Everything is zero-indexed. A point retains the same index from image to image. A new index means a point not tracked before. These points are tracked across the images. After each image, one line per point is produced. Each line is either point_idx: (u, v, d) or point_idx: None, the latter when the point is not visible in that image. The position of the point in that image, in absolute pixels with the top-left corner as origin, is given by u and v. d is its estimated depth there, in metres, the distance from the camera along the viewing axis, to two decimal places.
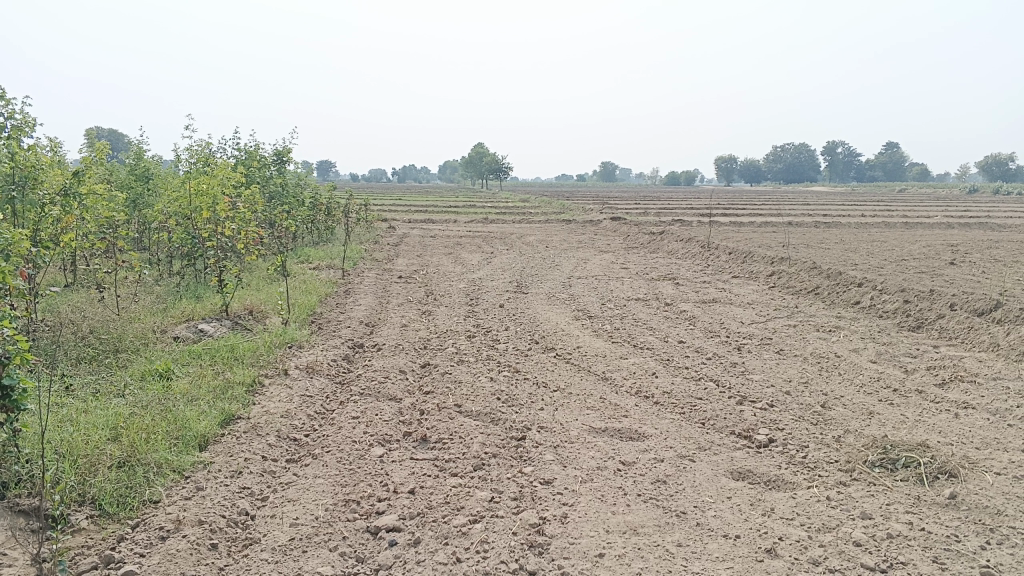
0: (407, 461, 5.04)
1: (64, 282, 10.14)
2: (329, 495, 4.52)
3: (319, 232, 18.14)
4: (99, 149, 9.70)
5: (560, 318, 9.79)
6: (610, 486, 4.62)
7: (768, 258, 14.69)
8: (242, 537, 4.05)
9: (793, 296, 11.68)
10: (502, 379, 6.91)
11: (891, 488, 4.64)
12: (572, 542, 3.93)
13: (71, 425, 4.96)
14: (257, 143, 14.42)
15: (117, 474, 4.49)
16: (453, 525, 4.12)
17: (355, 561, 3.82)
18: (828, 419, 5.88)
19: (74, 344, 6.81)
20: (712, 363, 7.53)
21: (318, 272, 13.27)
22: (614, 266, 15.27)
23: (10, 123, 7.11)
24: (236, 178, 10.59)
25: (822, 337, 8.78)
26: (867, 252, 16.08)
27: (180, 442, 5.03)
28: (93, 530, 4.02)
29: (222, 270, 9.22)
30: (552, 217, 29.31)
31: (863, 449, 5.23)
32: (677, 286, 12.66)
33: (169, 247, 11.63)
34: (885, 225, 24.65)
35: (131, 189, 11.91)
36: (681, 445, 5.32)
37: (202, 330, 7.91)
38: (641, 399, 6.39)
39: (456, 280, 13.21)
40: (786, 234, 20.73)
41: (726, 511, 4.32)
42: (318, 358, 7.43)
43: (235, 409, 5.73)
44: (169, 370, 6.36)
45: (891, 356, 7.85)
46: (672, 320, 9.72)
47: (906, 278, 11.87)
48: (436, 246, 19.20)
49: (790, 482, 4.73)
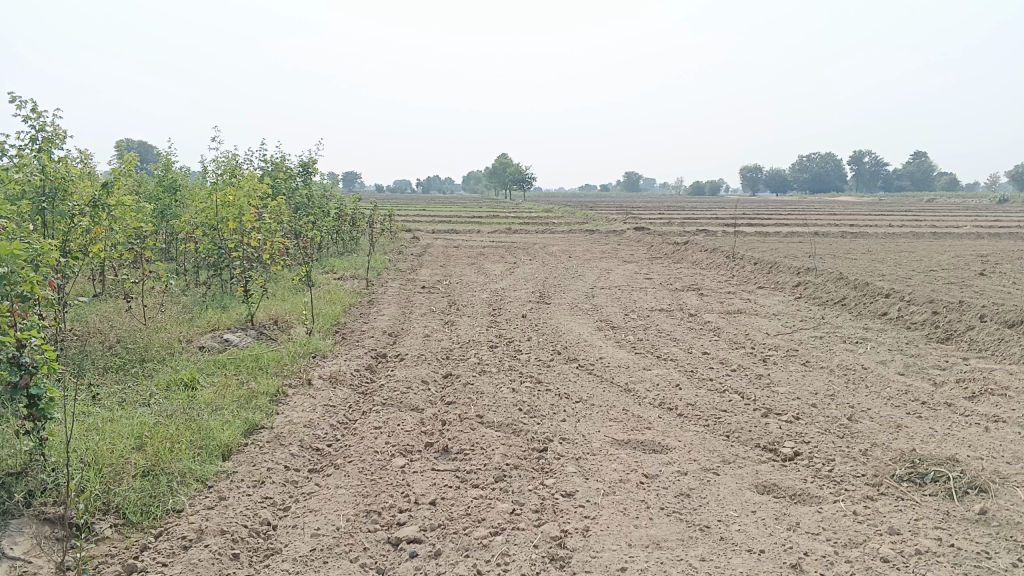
0: (429, 472, 5.04)
1: (92, 292, 10.27)
2: (350, 505, 4.52)
3: (343, 243, 18.24)
4: (127, 161, 9.83)
5: (582, 329, 9.76)
6: (633, 499, 4.58)
7: (794, 268, 14.55)
8: (263, 547, 4.06)
9: (820, 307, 11.57)
10: (524, 390, 6.89)
11: (920, 503, 4.56)
12: (594, 556, 3.89)
13: (97, 434, 5.00)
14: (283, 154, 14.55)
15: (141, 483, 4.52)
16: (474, 537, 4.10)
17: (375, 572, 3.81)
18: (855, 432, 5.80)
19: (102, 354, 6.89)
20: (736, 375, 7.47)
21: (343, 282, 13.34)
22: (637, 277, 15.21)
23: (41, 134, 7.22)
24: (261, 188, 10.68)
25: (848, 349, 8.67)
26: (895, 263, 15.89)
27: (203, 452, 5.06)
28: (116, 538, 4.05)
29: (247, 281, 9.29)
30: (576, 227, 29.25)
31: (890, 463, 5.15)
32: (701, 296, 12.58)
33: (196, 258, 11.75)
34: (913, 235, 24.34)
35: (159, 200, 12.06)
36: (705, 458, 5.26)
37: (227, 340, 7.97)
38: (664, 411, 6.34)
39: (479, 290, 13.22)
40: (812, 244, 20.53)
41: (751, 525, 4.26)
42: (341, 368, 7.45)
43: (258, 419, 5.76)
44: (194, 379, 6.40)
45: (919, 368, 7.73)
46: (696, 331, 9.65)
47: (934, 288, 11.72)
48: (460, 256, 19.24)
49: (816, 496, 4.66)
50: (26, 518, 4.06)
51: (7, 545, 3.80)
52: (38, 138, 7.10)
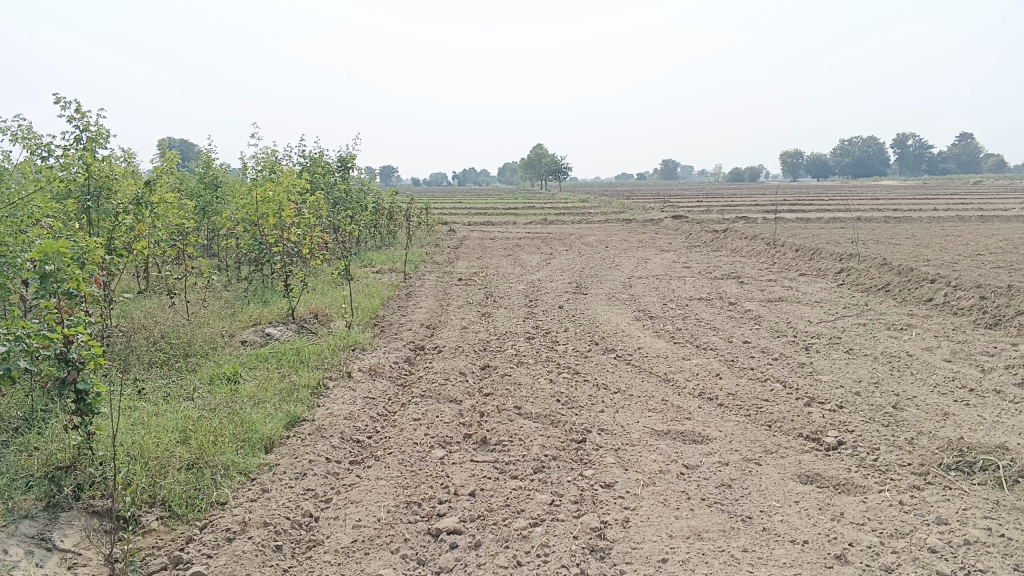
0: (468, 463, 5.05)
1: (137, 289, 10.46)
2: (390, 497, 4.55)
3: (381, 237, 18.39)
4: (168, 159, 9.99)
5: (620, 319, 9.70)
6: (673, 490, 4.55)
7: (836, 254, 14.31)
8: (305, 539, 4.10)
9: (862, 293, 11.36)
10: (562, 381, 6.87)
11: (969, 493, 4.46)
12: (634, 547, 3.87)
13: (143, 428, 5.10)
14: (320, 150, 14.66)
15: (186, 476, 4.59)
16: (514, 528, 4.10)
17: (416, 563, 3.83)
18: (901, 421, 5.69)
19: (146, 349, 7.02)
20: (779, 364, 7.36)
21: (381, 276, 13.39)
22: (675, 266, 15.06)
23: (85, 135, 7.34)
24: (300, 184, 10.77)
25: (893, 336, 8.50)
26: (940, 247, 15.55)
27: (246, 445, 5.14)
28: (163, 531, 4.13)
29: (288, 275, 9.40)
30: (612, 217, 29.04)
31: (938, 452, 5.04)
32: (741, 284, 12.42)
33: (237, 254, 11.93)
34: (960, 219, 23.73)
35: (200, 197, 12.24)
36: (747, 449, 5.20)
37: (268, 334, 8.07)
38: (704, 401, 6.28)
39: (516, 281, 13.22)
40: (854, 229, 20.13)
41: (794, 515, 4.20)
42: (381, 360, 7.52)
43: (300, 412, 5.83)
44: (236, 373, 6.50)
45: (967, 354, 7.55)
46: (736, 320, 9.54)
47: (982, 273, 11.44)
48: (496, 248, 19.26)
49: (861, 486, 4.59)
50: (75, 511, 4.16)
51: (58, 537, 3.90)
52: (82, 138, 7.22)
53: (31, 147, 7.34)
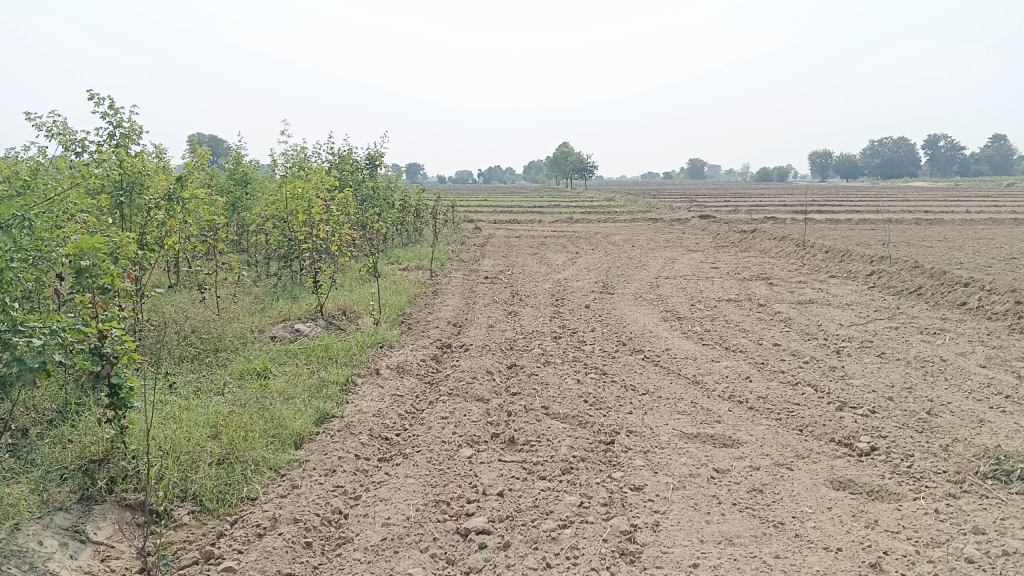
0: (496, 463, 5.04)
1: (168, 284, 10.54)
2: (419, 495, 4.55)
3: (408, 234, 18.47)
4: (200, 155, 10.07)
5: (648, 319, 9.64)
6: (704, 494, 4.50)
7: (867, 256, 14.12)
8: (335, 536, 4.11)
9: (894, 296, 11.21)
10: (589, 382, 6.83)
11: (1007, 502, 4.38)
12: (665, 552, 3.84)
13: (175, 422, 5.14)
14: (349, 147, 14.73)
15: (217, 471, 4.63)
16: (543, 530, 4.08)
17: (445, 563, 3.82)
18: (935, 427, 5.60)
19: (177, 343, 7.07)
20: (809, 367, 7.28)
21: (407, 273, 13.41)
22: (703, 266, 14.95)
23: (119, 131, 7.44)
24: (329, 181, 10.81)
25: (926, 340, 8.38)
26: (974, 251, 15.30)
27: (277, 441, 5.17)
28: (194, 525, 4.17)
29: (317, 271, 9.45)
30: (638, 216, 28.86)
31: (974, 460, 4.96)
32: (770, 286, 12.30)
33: (266, 250, 12.02)
34: (992, 222, 23.41)
35: (230, 193, 12.33)
36: (778, 453, 5.14)
37: (298, 330, 8.12)
38: (734, 404, 6.21)
39: (542, 280, 13.20)
40: (885, 230, 19.86)
41: (826, 522, 4.14)
42: (408, 358, 7.52)
43: (329, 408, 5.85)
44: (266, 369, 6.54)
45: (1002, 360, 7.42)
46: (765, 322, 9.45)
47: (1017, 277, 11.24)
48: (522, 246, 19.23)
49: (895, 493, 4.52)
50: (108, 504, 4.20)
51: (91, 530, 3.94)
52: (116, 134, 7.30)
53: (66, 143, 7.43)
